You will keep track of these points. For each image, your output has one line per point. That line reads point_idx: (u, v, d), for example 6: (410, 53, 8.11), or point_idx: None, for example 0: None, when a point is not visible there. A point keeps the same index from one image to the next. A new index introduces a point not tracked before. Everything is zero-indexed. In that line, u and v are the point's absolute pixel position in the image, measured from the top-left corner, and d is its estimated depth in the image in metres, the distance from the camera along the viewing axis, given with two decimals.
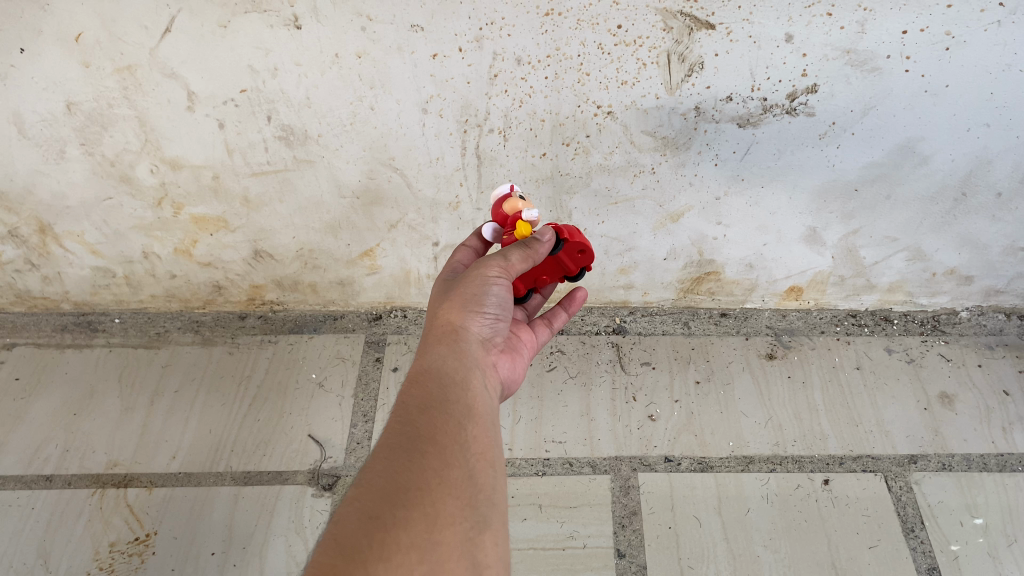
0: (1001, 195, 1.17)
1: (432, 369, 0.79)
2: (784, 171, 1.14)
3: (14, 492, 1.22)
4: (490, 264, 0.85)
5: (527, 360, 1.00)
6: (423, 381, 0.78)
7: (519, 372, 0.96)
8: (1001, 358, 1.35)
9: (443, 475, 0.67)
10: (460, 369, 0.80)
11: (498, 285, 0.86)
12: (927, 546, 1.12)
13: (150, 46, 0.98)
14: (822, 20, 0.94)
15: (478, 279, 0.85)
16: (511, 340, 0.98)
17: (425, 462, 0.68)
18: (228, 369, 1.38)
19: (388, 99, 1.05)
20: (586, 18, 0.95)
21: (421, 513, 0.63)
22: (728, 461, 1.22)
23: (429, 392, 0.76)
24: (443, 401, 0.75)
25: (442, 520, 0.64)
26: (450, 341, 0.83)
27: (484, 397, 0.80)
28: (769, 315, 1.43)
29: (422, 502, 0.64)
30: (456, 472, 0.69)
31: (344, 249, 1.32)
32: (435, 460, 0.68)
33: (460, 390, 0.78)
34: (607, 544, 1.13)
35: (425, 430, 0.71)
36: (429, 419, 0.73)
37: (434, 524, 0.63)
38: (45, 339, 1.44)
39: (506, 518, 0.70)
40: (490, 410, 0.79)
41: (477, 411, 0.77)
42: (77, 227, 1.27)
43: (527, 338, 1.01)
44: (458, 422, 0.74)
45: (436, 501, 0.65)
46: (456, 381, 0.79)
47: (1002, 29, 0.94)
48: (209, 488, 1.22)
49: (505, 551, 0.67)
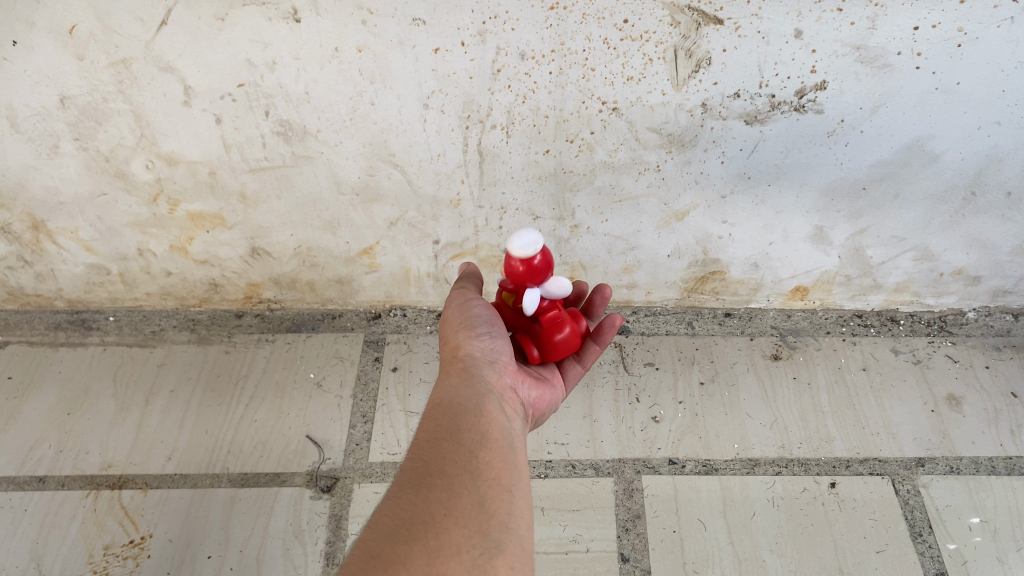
0: (1011, 195, 1.15)
1: (444, 401, 0.79)
2: (793, 169, 1.13)
3: (5, 494, 1.20)
4: (455, 294, 0.92)
5: (548, 389, 0.97)
6: (435, 414, 0.78)
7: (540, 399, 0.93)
8: (1009, 360, 1.34)
9: (450, 506, 0.66)
10: (472, 397, 0.80)
11: (476, 302, 0.90)
12: (935, 550, 1.10)
13: (146, 39, 0.96)
14: (833, 16, 0.92)
15: (458, 306, 0.90)
16: (533, 369, 0.97)
17: (432, 494, 0.66)
18: (225, 369, 1.36)
19: (389, 94, 1.03)
20: (592, 13, 0.93)
21: (424, 546, 0.61)
22: (733, 464, 1.21)
23: (440, 424, 0.76)
24: (453, 431, 0.75)
25: (446, 551, 0.61)
26: (460, 370, 0.84)
27: (499, 422, 0.79)
28: (774, 315, 1.41)
29: (426, 535, 0.62)
30: (464, 501, 0.67)
31: (343, 247, 1.30)
32: (441, 492, 0.67)
33: (472, 418, 0.77)
34: (610, 549, 1.11)
35: (434, 462, 0.70)
36: (437, 451, 0.72)
37: (437, 557, 0.60)
38: (37, 338, 1.42)
39: (522, 544, 0.67)
40: (506, 436, 0.78)
41: (490, 439, 0.75)
42: (70, 223, 1.24)
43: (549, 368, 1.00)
44: (468, 451, 0.72)
45: (441, 532, 0.63)
46: (467, 409, 0.78)
47: (1014, 26, 0.92)
48: (205, 490, 1.19)
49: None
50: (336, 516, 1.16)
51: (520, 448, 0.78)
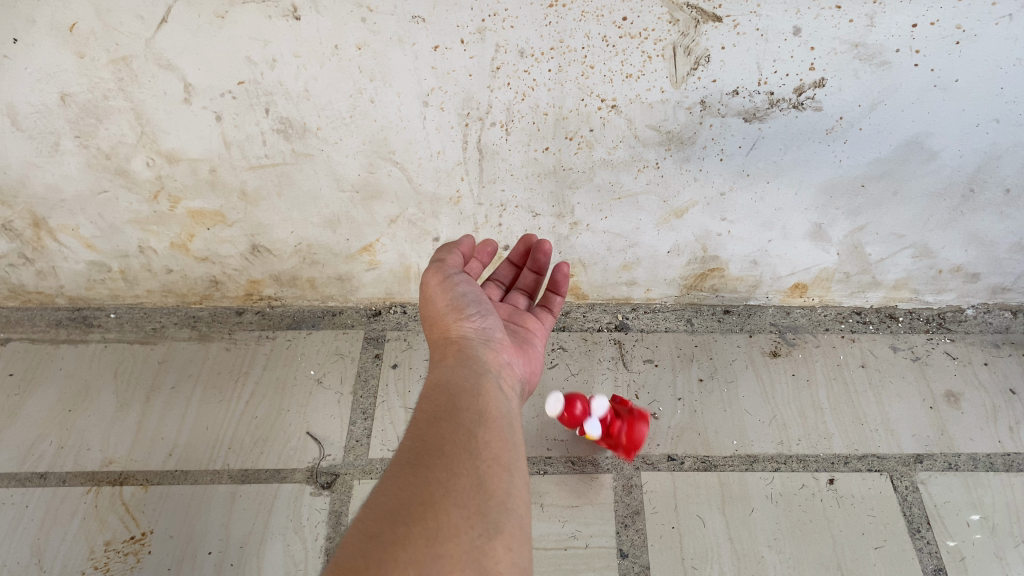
0: (1010, 192, 1.15)
1: (442, 382, 0.80)
2: (791, 167, 1.13)
3: (7, 490, 1.20)
4: (433, 274, 0.91)
5: (538, 350, 1.02)
6: (434, 395, 0.78)
7: (534, 366, 0.97)
8: (1008, 356, 1.34)
9: (449, 486, 0.66)
10: (470, 377, 0.80)
11: (462, 282, 0.91)
12: (934, 546, 1.11)
13: (146, 36, 0.96)
14: (832, 13, 0.92)
15: (443, 289, 0.90)
16: (520, 335, 1.00)
17: (431, 474, 0.67)
18: (226, 366, 1.37)
19: (388, 92, 1.03)
20: (591, 10, 0.93)
21: (423, 527, 0.62)
22: (731, 460, 1.21)
23: (439, 405, 0.76)
24: (453, 411, 0.75)
25: (445, 532, 0.62)
26: (456, 352, 0.85)
27: (498, 401, 0.79)
28: (773, 312, 1.41)
29: (424, 516, 0.62)
30: (463, 481, 0.67)
31: (343, 244, 1.31)
32: (440, 472, 0.67)
33: (470, 398, 0.77)
34: (609, 545, 1.12)
35: (433, 443, 0.71)
36: (436, 432, 0.72)
37: (435, 537, 0.61)
38: (39, 335, 1.42)
39: (522, 523, 0.67)
40: (505, 415, 0.78)
41: (489, 418, 0.76)
42: (71, 220, 1.25)
43: (535, 326, 1.04)
44: (467, 431, 0.73)
45: (440, 513, 0.63)
46: (466, 389, 0.79)
47: (1013, 23, 0.92)
48: (206, 487, 1.20)
49: (519, 558, 0.64)
50: (335, 512, 1.17)
51: (520, 428, 0.79)
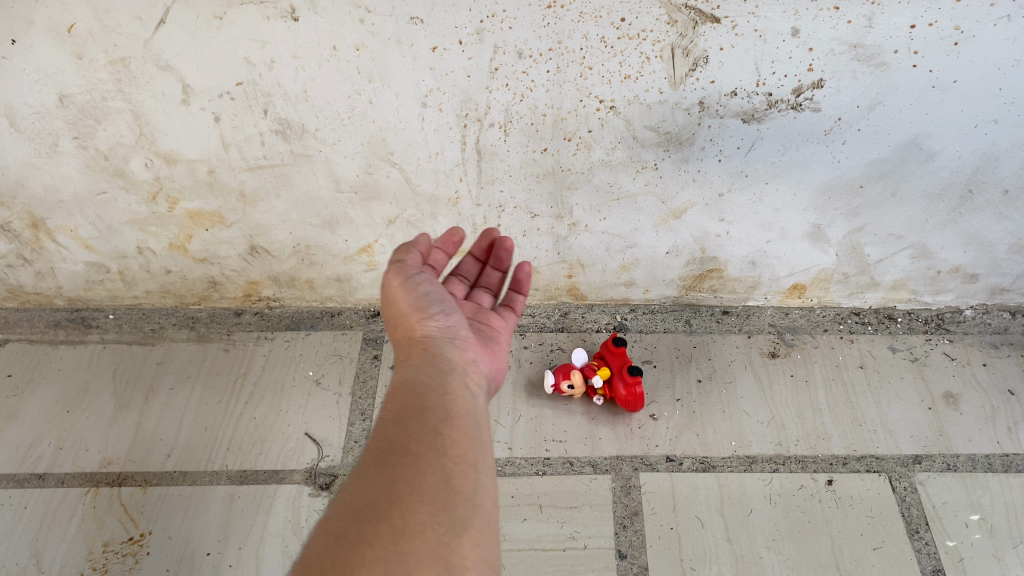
0: (1008, 193, 1.15)
1: (409, 380, 0.79)
2: (789, 167, 1.13)
3: (5, 492, 1.20)
4: (394, 274, 0.90)
5: (505, 350, 0.96)
6: (401, 393, 0.77)
7: (501, 363, 0.92)
8: (1006, 357, 1.34)
9: (415, 484, 0.66)
10: (436, 376, 0.79)
11: (422, 281, 0.89)
12: (932, 547, 1.11)
13: (144, 37, 0.96)
14: (830, 14, 0.92)
15: (403, 288, 0.88)
16: (486, 331, 0.95)
17: (397, 473, 0.67)
18: (224, 367, 1.37)
19: (387, 92, 1.03)
20: (589, 11, 0.93)
21: (389, 526, 0.62)
22: (730, 461, 1.21)
23: (405, 403, 0.75)
24: (419, 409, 0.74)
25: (411, 530, 0.62)
26: (421, 350, 0.83)
27: (465, 397, 0.78)
28: (772, 313, 1.41)
29: (389, 515, 0.63)
30: (430, 479, 0.67)
31: (342, 245, 1.31)
32: (406, 471, 0.67)
33: (437, 396, 0.76)
34: (607, 546, 1.12)
35: (400, 441, 0.70)
36: (402, 430, 0.71)
37: (401, 536, 0.61)
38: (37, 336, 1.42)
39: (490, 517, 0.67)
40: (473, 410, 0.77)
41: (456, 415, 0.75)
42: (70, 221, 1.25)
43: (500, 324, 0.99)
44: (433, 429, 0.72)
45: (406, 511, 0.63)
46: (432, 387, 0.77)
47: (1012, 24, 0.91)
48: (204, 488, 1.20)
49: (487, 552, 0.64)
50: None
51: (487, 422, 0.78)
